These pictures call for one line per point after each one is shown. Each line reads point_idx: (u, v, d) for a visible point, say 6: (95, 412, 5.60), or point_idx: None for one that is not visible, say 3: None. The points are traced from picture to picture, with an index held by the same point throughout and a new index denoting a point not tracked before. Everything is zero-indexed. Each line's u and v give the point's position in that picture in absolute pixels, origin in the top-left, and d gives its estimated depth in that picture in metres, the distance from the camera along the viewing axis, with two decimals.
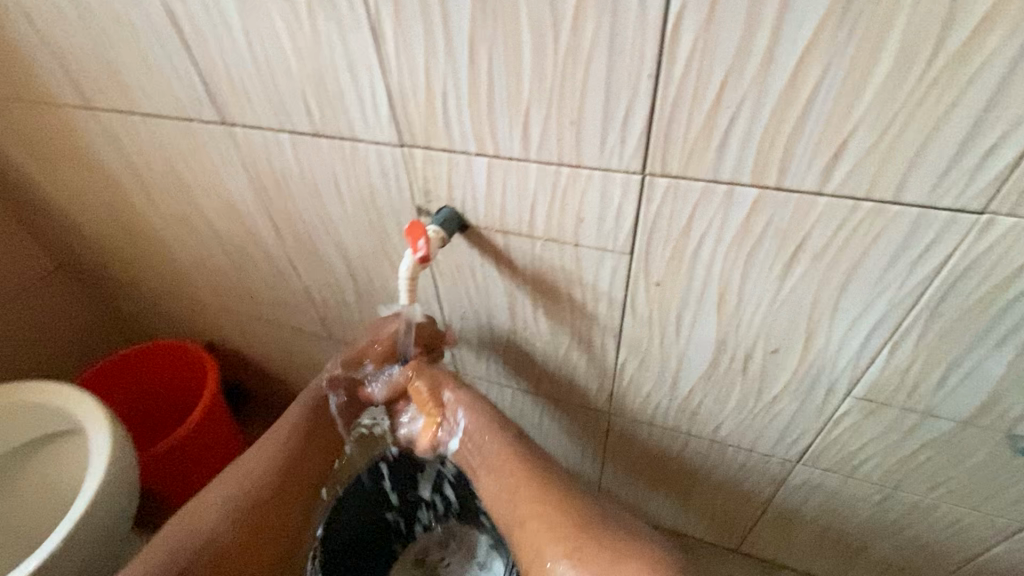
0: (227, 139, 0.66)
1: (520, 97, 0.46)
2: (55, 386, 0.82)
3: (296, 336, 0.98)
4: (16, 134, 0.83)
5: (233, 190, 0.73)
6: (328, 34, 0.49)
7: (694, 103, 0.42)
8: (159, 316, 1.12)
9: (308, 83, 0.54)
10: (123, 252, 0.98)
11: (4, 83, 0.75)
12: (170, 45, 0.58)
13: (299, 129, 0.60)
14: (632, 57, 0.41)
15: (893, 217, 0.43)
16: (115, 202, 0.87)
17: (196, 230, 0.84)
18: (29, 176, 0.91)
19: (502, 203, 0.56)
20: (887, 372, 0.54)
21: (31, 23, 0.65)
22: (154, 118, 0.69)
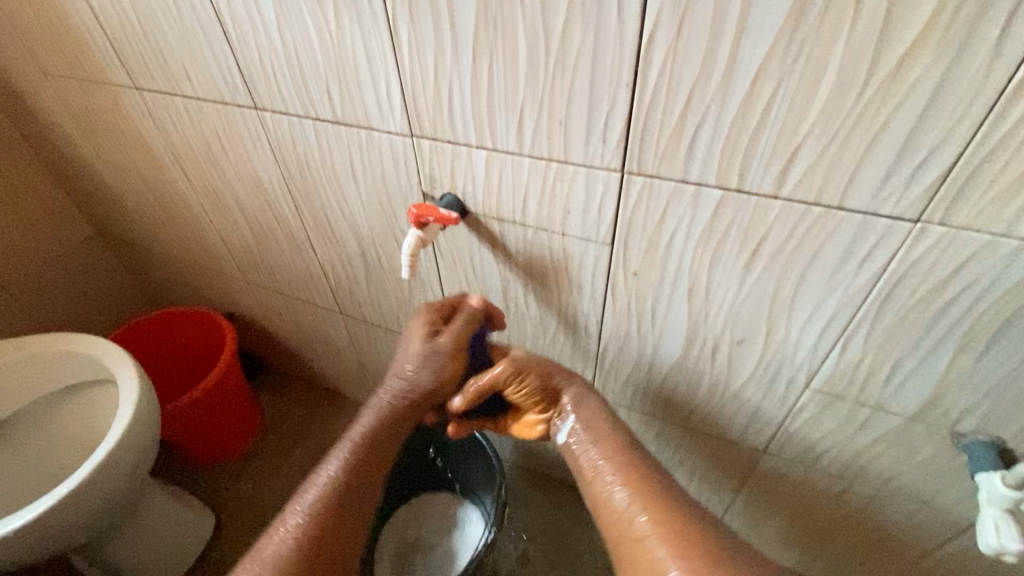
0: (257, 122, 0.73)
1: (516, 98, 0.52)
2: (88, 339, 0.91)
3: (310, 310, 1.06)
4: (68, 109, 0.92)
5: (259, 168, 0.80)
6: (351, 33, 0.56)
7: (666, 110, 0.47)
8: (184, 283, 1.21)
9: (332, 75, 0.61)
10: (156, 222, 1.06)
11: (61, 62, 0.84)
12: (213, 36, 0.65)
13: (321, 116, 0.66)
14: (612, 67, 0.46)
15: (840, 222, 0.48)
16: (151, 175, 0.95)
17: (224, 203, 0.91)
18: (74, 145, 0.99)
19: (498, 192, 0.62)
20: (841, 367, 0.59)
21: (91, 11, 0.73)
22: (194, 101, 0.76)
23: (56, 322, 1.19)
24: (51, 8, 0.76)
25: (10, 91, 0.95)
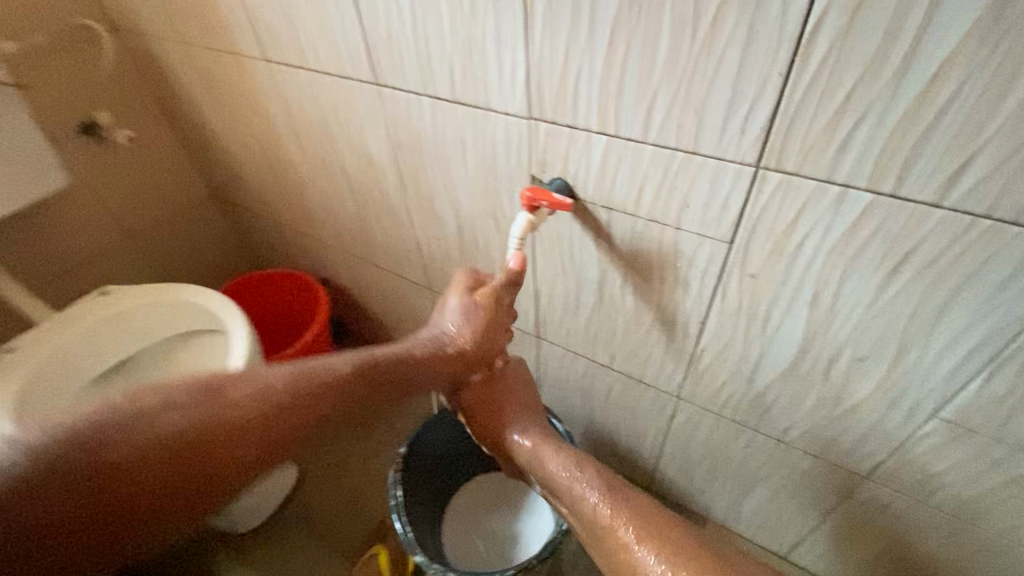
0: (375, 97, 0.75)
1: (649, 84, 0.51)
2: (219, 297, 0.99)
3: (399, 282, 1.09)
4: (200, 77, 1.00)
5: (371, 143, 0.83)
6: (484, 11, 0.56)
7: (820, 104, 0.44)
8: (284, 247, 1.29)
9: (457, 54, 0.61)
10: (267, 188, 1.13)
11: (201, 34, 0.90)
12: (346, 13, 0.68)
13: (440, 95, 0.67)
14: (765, 55, 0.43)
15: (1013, 239, 0.43)
16: (267, 143, 1.02)
17: (331, 174, 0.96)
18: (201, 111, 1.08)
19: (612, 181, 0.60)
20: (981, 399, 0.54)
21: None
22: (317, 74, 0.80)
23: (172, 274, 1.31)
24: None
25: (152, 58, 1.04)
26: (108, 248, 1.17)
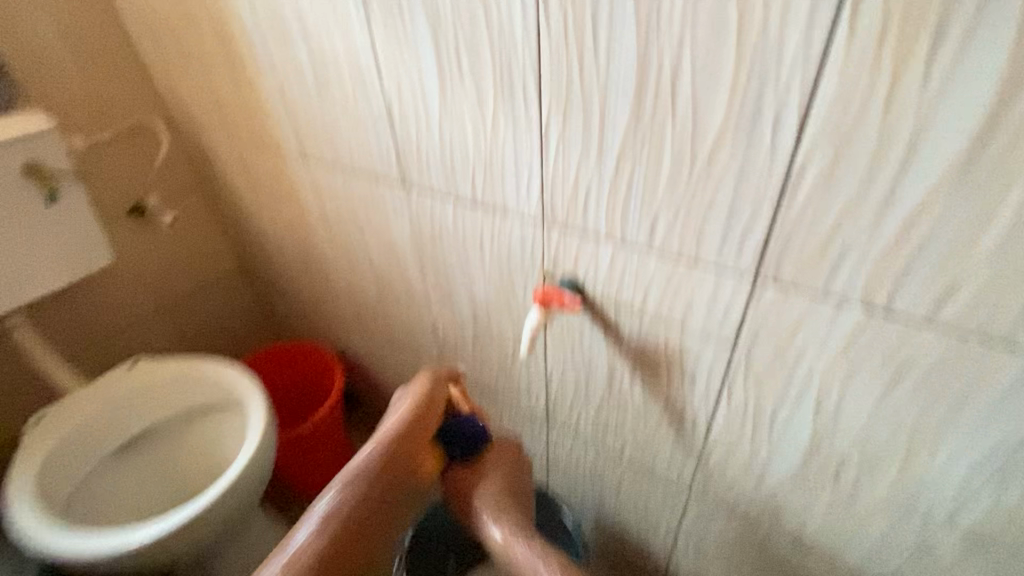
0: (402, 195, 0.82)
1: (652, 202, 0.55)
2: (242, 374, 1.02)
3: (413, 360, 1.12)
4: (242, 168, 1.09)
5: (395, 233, 0.89)
6: (504, 132, 0.62)
7: (812, 227, 0.47)
8: (305, 322, 1.33)
9: (479, 165, 0.68)
10: (295, 267, 1.20)
11: (248, 133, 1.01)
12: (381, 126, 0.76)
13: (462, 197, 0.74)
14: (759, 184, 0.48)
15: (1004, 357, 0.45)
16: (298, 227, 1.09)
17: (356, 257, 1.02)
18: (241, 199, 1.17)
19: (620, 282, 0.64)
20: (995, 510, 0.53)
21: (283, 97, 0.88)
22: (350, 173, 0.88)
23: (199, 346, 1.36)
24: (252, 93, 0.93)
25: (203, 152, 1.15)
26: (142, 321, 1.23)
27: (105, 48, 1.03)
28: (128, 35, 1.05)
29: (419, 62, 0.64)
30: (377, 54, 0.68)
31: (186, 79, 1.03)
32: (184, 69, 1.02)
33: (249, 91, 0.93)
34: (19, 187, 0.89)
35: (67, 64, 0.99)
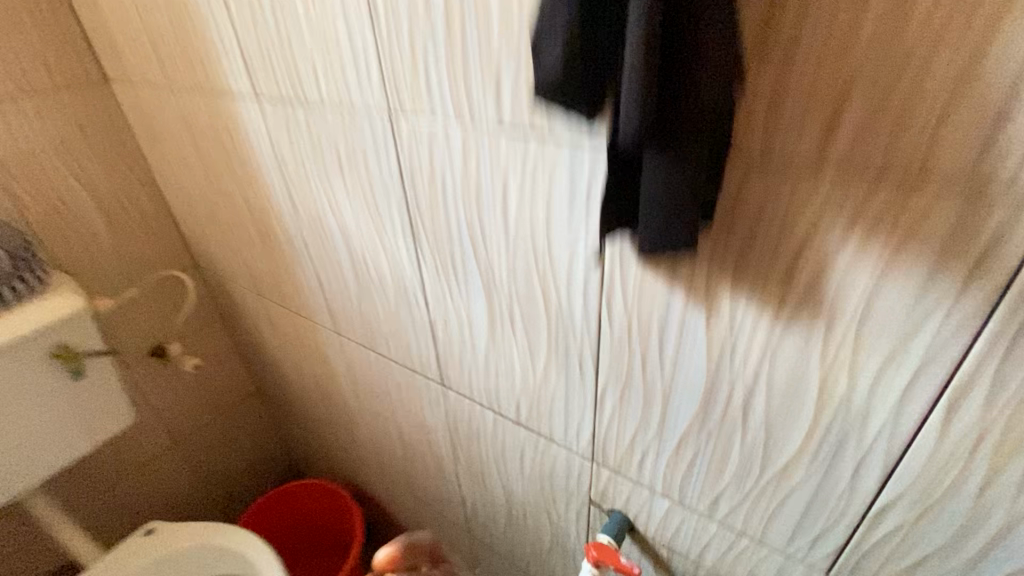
0: (439, 393, 0.82)
1: (718, 483, 0.56)
2: (267, 553, 0.96)
3: (439, 518, 1.09)
4: (269, 320, 1.13)
5: (428, 417, 0.89)
6: (555, 383, 0.62)
7: (897, 552, 0.48)
8: (322, 454, 1.33)
9: (525, 398, 0.68)
10: (317, 409, 1.21)
11: (279, 296, 1.04)
12: (422, 336, 0.77)
13: (504, 415, 0.73)
14: (835, 504, 0.49)
15: None
16: (323, 379, 1.11)
17: (383, 421, 1.02)
18: (266, 344, 1.19)
19: (675, 532, 0.63)
20: None
21: (320, 284, 0.90)
22: (385, 359, 0.89)
23: (210, 478, 1.34)
24: (290, 272, 0.96)
25: (231, 301, 1.18)
26: (158, 462, 1.22)
27: (139, 212, 1.08)
28: (163, 197, 1.11)
29: (469, 308, 0.66)
30: (422, 287, 0.70)
31: (218, 242, 1.08)
32: (218, 234, 1.06)
33: (285, 269, 0.96)
34: (47, 368, 0.88)
35: (100, 230, 1.04)
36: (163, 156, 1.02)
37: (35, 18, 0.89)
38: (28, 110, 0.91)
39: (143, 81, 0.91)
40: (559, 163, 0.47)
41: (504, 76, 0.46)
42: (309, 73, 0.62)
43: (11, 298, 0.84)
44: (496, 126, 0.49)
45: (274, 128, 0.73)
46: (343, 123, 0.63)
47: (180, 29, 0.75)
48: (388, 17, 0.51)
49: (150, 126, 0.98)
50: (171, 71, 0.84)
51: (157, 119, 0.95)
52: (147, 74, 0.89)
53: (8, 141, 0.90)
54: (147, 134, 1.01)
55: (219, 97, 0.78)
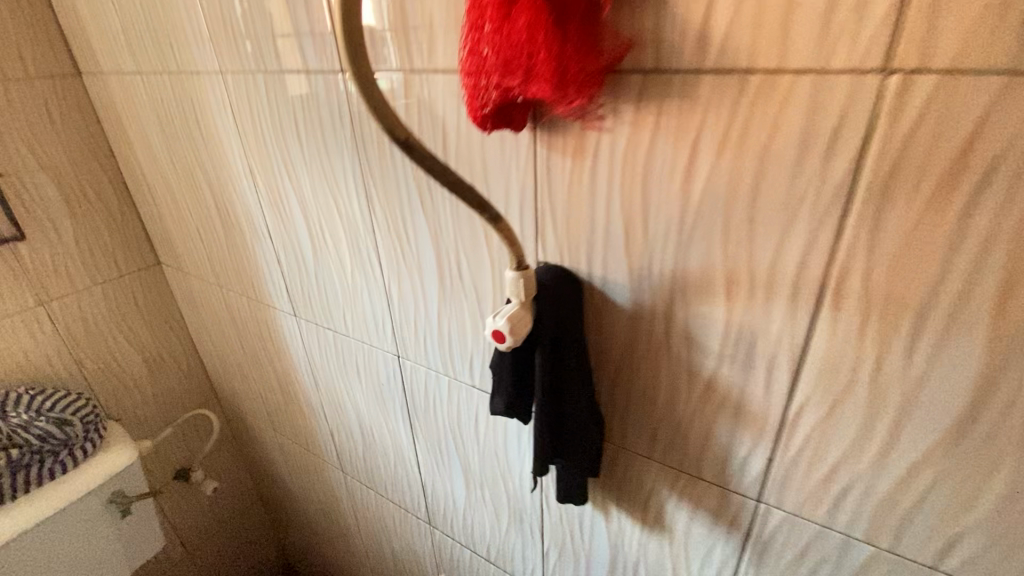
0: (427, 528, 1.04)
1: None
2: None
3: None
4: (282, 450, 1.34)
5: (418, 543, 1.10)
6: (514, 540, 0.85)
7: None
8: (320, 561, 1.50)
9: (493, 546, 0.90)
10: (318, 522, 1.40)
11: (292, 433, 1.26)
12: (415, 487, 1.00)
13: (478, 553, 0.95)
14: None
15: None
16: (326, 500, 1.31)
17: (379, 540, 1.22)
18: (276, 466, 1.40)
19: None
20: None
21: (331, 434, 1.13)
22: (383, 496, 1.11)
23: None
24: (305, 421, 1.19)
25: (248, 430, 1.40)
26: (175, 573, 1.40)
27: (175, 361, 1.31)
28: (195, 347, 1.33)
29: (451, 478, 0.89)
30: (416, 458, 0.95)
31: (242, 387, 1.30)
32: (243, 382, 1.29)
33: (302, 418, 1.19)
34: (101, 514, 1.07)
35: (143, 381, 1.26)
36: (202, 321, 1.25)
37: (108, 227, 1.14)
38: (97, 297, 1.15)
39: (194, 273, 1.16)
40: (510, 424, 0.73)
41: (474, 362, 0.72)
42: (341, 316, 0.89)
43: (77, 459, 1.04)
44: (469, 385, 0.75)
45: (308, 336, 0.99)
46: (364, 350, 0.89)
47: (237, 258, 1.02)
48: (400, 309, 0.78)
49: (194, 300, 1.23)
50: (222, 276, 1.09)
51: (201, 298, 1.20)
52: (199, 271, 1.14)
53: (79, 323, 1.13)
54: (189, 304, 1.25)
55: (265, 304, 1.04)
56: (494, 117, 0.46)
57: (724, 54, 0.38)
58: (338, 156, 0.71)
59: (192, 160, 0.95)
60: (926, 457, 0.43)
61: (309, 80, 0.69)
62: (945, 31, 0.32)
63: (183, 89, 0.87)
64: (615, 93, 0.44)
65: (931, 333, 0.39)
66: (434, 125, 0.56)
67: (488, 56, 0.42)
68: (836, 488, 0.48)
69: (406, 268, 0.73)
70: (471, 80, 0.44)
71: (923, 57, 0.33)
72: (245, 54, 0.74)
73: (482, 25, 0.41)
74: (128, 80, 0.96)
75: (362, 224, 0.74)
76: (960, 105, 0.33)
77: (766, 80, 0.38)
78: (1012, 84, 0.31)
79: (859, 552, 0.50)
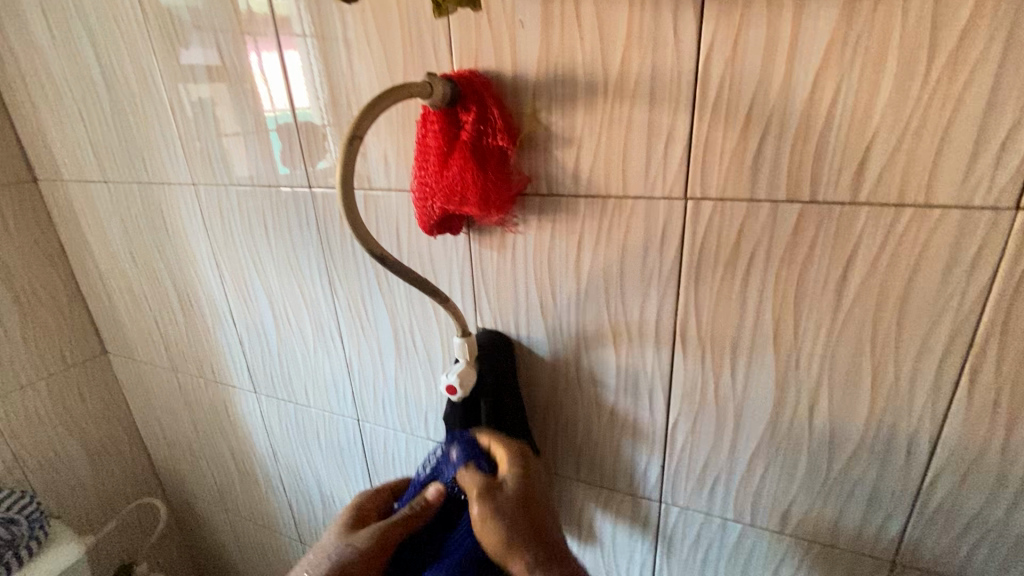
0: None
1: None
2: None
3: None
4: (234, 532, 1.34)
5: None
6: None
7: None
8: None
9: None
10: None
11: (247, 512, 1.28)
12: None
13: None
14: None
15: None
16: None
17: None
18: (226, 548, 1.39)
19: None
20: None
21: (290, 506, 1.17)
22: None
23: None
24: (260, 496, 1.22)
25: (196, 515, 1.39)
26: None
27: (118, 450, 1.31)
28: (139, 434, 1.34)
29: None
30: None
31: (191, 470, 1.32)
32: (192, 465, 1.30)
33: (257, 494, 1.23)
34: None
35: (83, 472, 1.25)
36: (151, 407, 1.28)
37: (57, 323, 1.17)
38: (42, 392, 1.16)
39: (146, 360, 1.21)
40: None
41: (429, 416, 0.85)
42: (303, 389, 0.99)
43: (22, 559, 1.02)
44: (425, 439, 0.87)
45: (267, 411, 1.07)
46: (325, 417, 0.99)
47: (196, 342, 1.10)
48: (360, 377, 0.89)
49: (143, 387, 1.26)
50: (177, 360, 1.15)
51: (152, 384, 1.24)
52: (152, 358, 1.19)
53: (22, 420, 1.14)
54: (138, 391, 1.27)
55: (222, 384, 1.11)
56: (437, 225, 0.63)
57: (591, 184, 0.58)
58: (304, 251, 0.85)
59: (154, 256, 1.04)
60: (758, 446, 0.61)
61: (277, 191, 0.83)
62: (712, 176, 0.53)
63: (151, 195, 0.98)
64: (523, 208, 0.62)
65: (743, 358, 0.58)
66: (388, 228, 0.72)
67: (432, 188, 0.59)
68: (708, 480, 0.65)
69: (365, 341, 0.85)
70: (420, 202, 0.61)
71: (703, 189, 0.53)
72: (218, 169, 0.88)
73: (426, 167, 0.59)
74: (92, 187, 1.04)
75: (324, 305, 0.87)
76: (728, 217, 0.53)
77: (618, 201, 0.57)
78: (753, 206, 0.52)
79: (734, 531, 0.67)
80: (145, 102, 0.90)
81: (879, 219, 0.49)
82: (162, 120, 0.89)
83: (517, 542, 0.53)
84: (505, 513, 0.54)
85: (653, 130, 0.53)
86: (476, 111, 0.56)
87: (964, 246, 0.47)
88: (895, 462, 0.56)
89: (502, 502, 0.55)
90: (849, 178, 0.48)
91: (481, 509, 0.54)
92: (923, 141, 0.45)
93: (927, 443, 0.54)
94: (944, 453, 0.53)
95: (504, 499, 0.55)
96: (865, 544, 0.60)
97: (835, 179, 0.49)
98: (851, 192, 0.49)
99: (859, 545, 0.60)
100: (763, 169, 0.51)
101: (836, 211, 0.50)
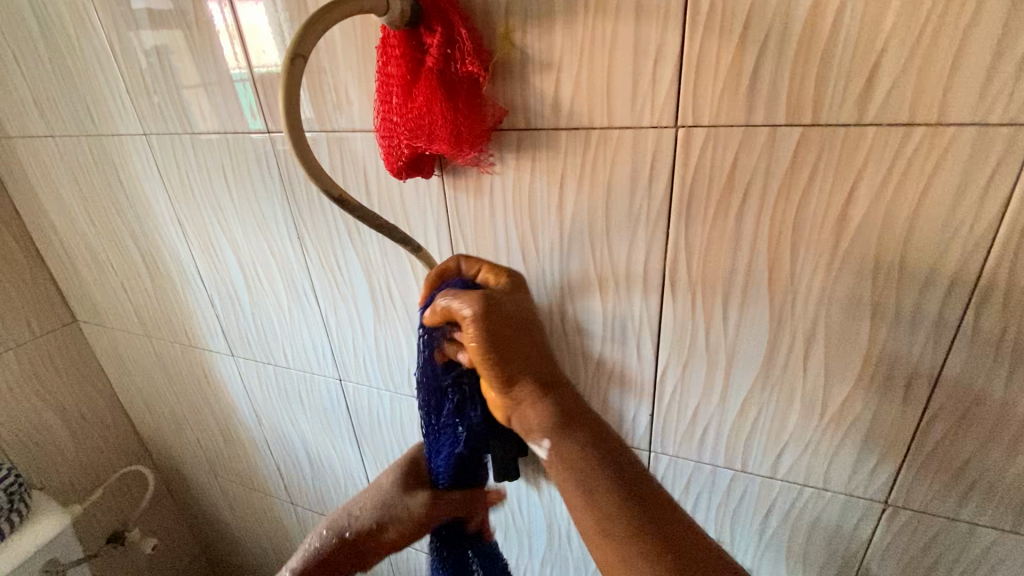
0: None
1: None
2: None
3: None
4: (225, 496, 1.34)
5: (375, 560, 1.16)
6: None
7: None
8: None
9: None
10: (268, 563, 1.40)
11: (237, 477, 1.27)
12: None
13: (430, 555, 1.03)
14: None
15: None
16: (278, 540, 1.33)
17: None
18: (218, 512, 1.39)
19: None
20: None
21: (278, 468, 1.16)
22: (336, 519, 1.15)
23: None
24: (247, 460, 1.21)
25: (185, 481, 1.38)
26: None
27: (100, 420, 1.28)
28: (120, 403, 1.31)
29: None
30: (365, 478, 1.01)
31: (177, 438, 1.29)
32: (177, 433, 1.28)
33: (244, 459, 1.21)
34: None
35: (65, 443, 1.22)
36: (129, 375, 1.24)
37: (19, 291, 1.11)
38: (10, 363, 1.11)
39: (118, 327, 1.16)
40: None
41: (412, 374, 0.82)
42: (280, 351, 0.95)
43: None
44: (409, 397, 0.85)
45: (247, 374, 1.04)
46: (305, 378, 0.96)
47: (167, 307, 1.05)
48: (339, 337, 0.86)
49: (119, 355, 1.22)
50: (150, 326, 1.11)
51: (127, 352, 1.19)
52: (124, 325, 1.15)
53: None
54: (114, 360, 1.23)
55: (199, 349, 1.07)
56: (407, 167, 0.58)
57: (572, 115, 0.53)
58: (269, 204, 0.79)
59: (114, 216, 0.98)
60: (751, 391, 0.59)
61: (235, 138, 0.77)
62: (705, 99, 0.48)
63: (103, 149, 0.90)
64: (499, 145, 0.57)
65: (735, 300, 0.55)
66: (356, 175, 0.66)
67: (397, 123, 0.53)
68: (699, 427, 0.63)
69: (341, 298, 0.81)
70: (386, 141, 0.55)
71: (695, 115, 0.49)
72: (170, 117, 0.80)
73: (390, 100, 0.53)
74: (38, 143, 0.96)
75: (295, 261, 0.82)
76: (722, 146, 0.49)
77: (602, 132, 0.52)
78: (749, 132, 0.48)
79: (725, 477, 0.65)
80: (83, 44, 0.81)
81: (888, 141, 0.44)
82: (104, 63, 0.81)
83: (513, 349, 0.53)
84: (503, 316, 0.53)
85: (640, 49, 0.48)
86: (441, 31, 0.49)
87: (979, 168, 0.43)
88: (891, 403, 0.54)
89: (500, 305, 0.54)
90: (856, 95, 0.44)
91: (482, 325, 0.51)
92: (939, 49, 0.40)
93: (926, 382, 0.51)
94: (943, 393, 0.51)
95: (503, 302, 0.54)
96: (857, 487, 0.59)
97: (840, 97, 0.44)
98: (857, 111, 0.44)
99: (851, 487, 0.59)
100: (761, 89, 0.46)
101: (840, 133, 0.45)
